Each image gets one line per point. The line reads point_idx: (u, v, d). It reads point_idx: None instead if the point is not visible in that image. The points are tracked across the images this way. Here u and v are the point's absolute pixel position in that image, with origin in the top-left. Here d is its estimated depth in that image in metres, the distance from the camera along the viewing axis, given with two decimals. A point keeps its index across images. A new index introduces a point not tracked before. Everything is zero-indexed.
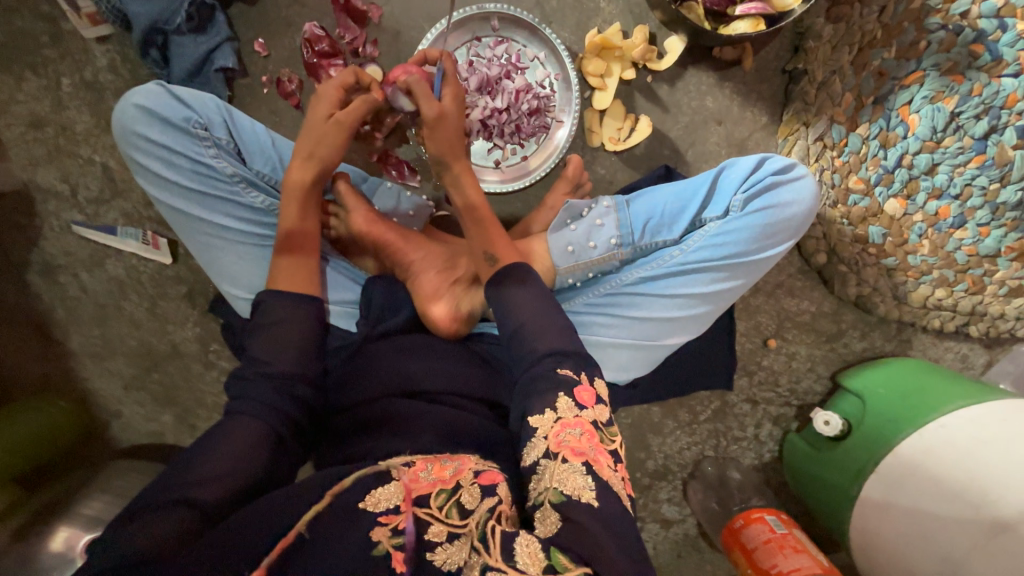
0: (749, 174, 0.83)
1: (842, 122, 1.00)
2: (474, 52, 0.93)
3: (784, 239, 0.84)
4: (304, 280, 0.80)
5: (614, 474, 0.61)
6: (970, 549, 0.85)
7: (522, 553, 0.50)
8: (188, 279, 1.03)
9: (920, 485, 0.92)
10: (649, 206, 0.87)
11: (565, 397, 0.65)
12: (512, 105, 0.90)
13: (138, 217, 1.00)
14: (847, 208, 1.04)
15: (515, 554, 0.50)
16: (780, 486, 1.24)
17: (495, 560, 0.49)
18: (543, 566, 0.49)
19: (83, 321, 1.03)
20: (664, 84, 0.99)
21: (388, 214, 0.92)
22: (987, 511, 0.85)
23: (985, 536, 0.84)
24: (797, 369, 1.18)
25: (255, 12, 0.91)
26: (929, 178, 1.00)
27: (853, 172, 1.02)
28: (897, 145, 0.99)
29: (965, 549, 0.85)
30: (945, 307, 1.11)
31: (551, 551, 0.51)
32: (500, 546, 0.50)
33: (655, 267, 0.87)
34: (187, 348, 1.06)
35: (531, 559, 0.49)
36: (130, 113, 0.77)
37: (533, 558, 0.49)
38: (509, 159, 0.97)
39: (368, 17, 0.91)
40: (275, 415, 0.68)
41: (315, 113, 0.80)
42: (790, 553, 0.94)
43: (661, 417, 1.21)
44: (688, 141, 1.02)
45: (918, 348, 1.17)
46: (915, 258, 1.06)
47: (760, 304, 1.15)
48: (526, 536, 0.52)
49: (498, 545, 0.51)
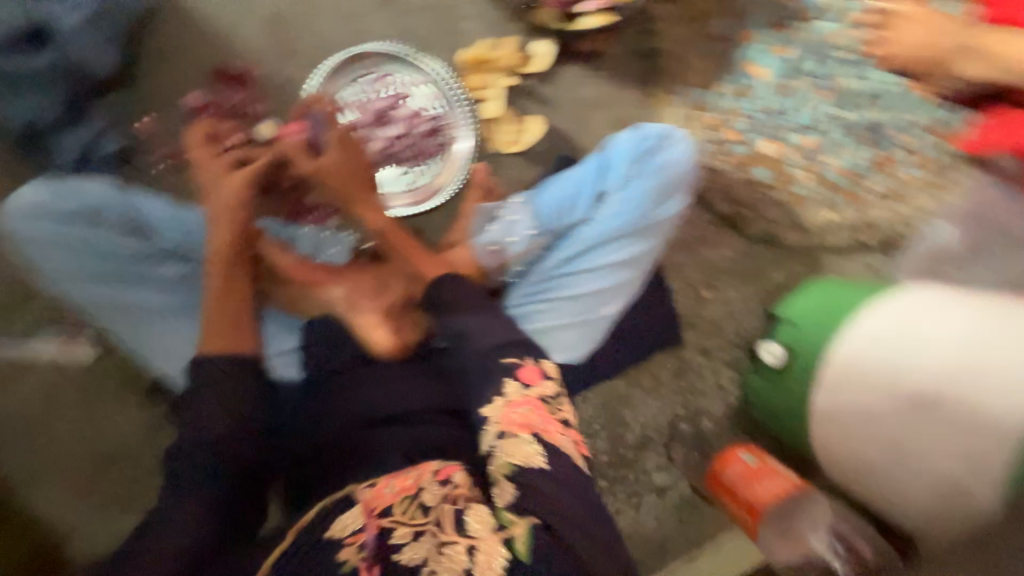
0: (632, 145, 0.92)
1: (702, 86, 1.13)
2: (360, 90, 0.99)
3: (677, 194, 0.93)
4: (234, 339, 0.78)
5: (564, 439, 0.64)
6: (906, 428, 0.85)
7: (473, 519, 0.53)
8: (116, 372, 0.98)
9: (850, 384, 0.91)
10: (555, 193, 0.94)
11: (510, 380, 0.69)
12: (408, 129, 0.98)
13: (56, 322, 0.97)
14: (731, 157, 1.16)
15: (466, 523, 0.53)
16: (751, 424, 1.28)
17: (450, 534, 0.52)
18: (492, 526, 0.53)
19: (11, 442, 0.96)
20: (544, 84, 1.08)
21: (311, 256, 0.94)
22: (905, 387, 0.85)
23: (914, 411, 0.84)
24: (735, 312, 1.27)
25: (137, 94, 0.93)
26: (790, 117, 1.14)
27: (726, 125, 1.14)
28: (755, 96, 1.12)
29: (902, 429, 0.86)
30: (842, 224, 1.21)
31: (497, 511, 0.55)
32: (453, 520, 0.53)
33: (576, 245, 0.93)
34: (130, 447, 0.99)
35: (481, 523, 0.53)
36: (21, 213, 0.77)
37: (481, 518, 0.54)
38: (418, 180, 1.01)
39: (251, 77, 0.96)
40: (219, 482, 0.67)
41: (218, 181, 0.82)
42: (765, 479, 1.00)
43: (626, 388, 1.26)
44: (579, 130, 1.10)
45: (833, 268, 1.26)
46: (801, 188, 1.17)
47: (683, 262, 1.25)
48: (474, 506, 0.55)
49: (451, 522, 0.53)
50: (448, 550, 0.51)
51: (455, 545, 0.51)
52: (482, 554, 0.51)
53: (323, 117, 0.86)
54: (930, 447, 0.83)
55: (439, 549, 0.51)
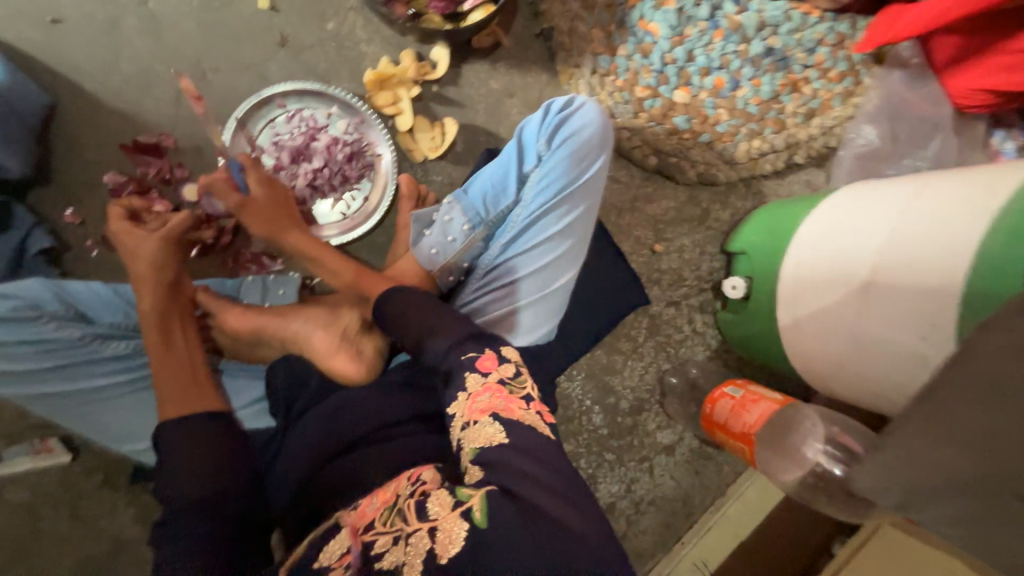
0: (541, 122, 0.95)
1: (603, 52, 1.16)
2: (274, 133, 1.00)
3: (596, 156, 0.95)
4: (196, 401, 0.79)
5: (527, 413, 0.65)
6: (860, 316, 0.87)
7: (434, 504, 0.54)
8: (98, 465, 0.98)
9: (807, 291, 0.97)
10: (480, 186, 0.96)
11: (471, 373, 0.70)
12: (328, 159, 0.99)
13: (20, 432, 0.96)
14: (648, 112, 1.19)
15: (427, 509, 0.54)
16: (738, 362, 1.33)
17: (414, 526, 0.53)
18: (451, 504, 0.53)
19: (6, 563, 0.95)
20: (449, 86, 1.11)
21: (259, 302, 0.95)
22: (850, 279, 0.88)
23: (861, 299, 0.86)
24: (693, 259, 1.30)
25: (54, 190, 0.95)
26: (693, 62, 1.18)
27: (634, 84, 1.17)
28: (654, 50, 1.16)
29: (857, 318, 0.87)
30: (768, 151, 1.27)
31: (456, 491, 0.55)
32: (415, 511, 0.54)
33: (510, 231, 0.94)
34: (129, 535, 0.99)
35: (441, 505, 0.54)
36: None
37: (442, 502, 0.54)
38: (353, 206, 1.04)
39: (164, 145, 0.97)
40: (208, 542, 0.66)
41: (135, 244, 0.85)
42: (751, 406, 0.99)
43: (608, 357, 1.27)
44: (495, 121, 1.13)
45: (771, 193, 1.33)
46: (722, 126, 1.22)
47: (631, 222, 1.26)
48: (435, 492, 0.56)
49: (414, 513, 0.54)
50: (416, 541, 0.51)
51: (419, 532, 0.52)
52: (443, 533, 0.51)
53: (240, 162, 0.89)
54: (884, 330, 0.83)
55: (406, 539, 0.52)
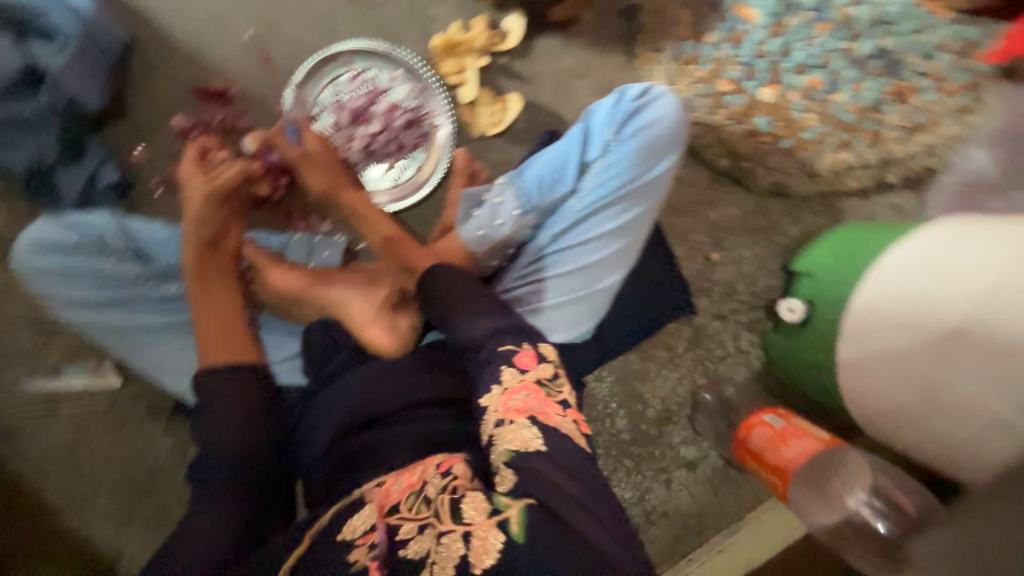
0: (611, 109, 0.88)
1: (687, 38, 1.07)
2: (336, 92, 0.99)
3: (665, 153, 0.88)
4: (233, 352, 0.81)
5: (565, 420, 0.63)
6: (934, 363, 0.85)
7: (469, 508, 0.53)
8: (145, 393, 1.04)
9: (881, 330, 0.91)
10: (537, 169, 0.91)
11: (508, 368, 0.68)
12: (387, 124, 0.98)
13: (79, 351, 1.02)
14: (727, 109, 1.09)
15: (462, 511, 0.53)
16: (781, 389, 1.24)
17: (446, 526, 0.52)
18: (487, 511, 0.53)
19: (58, 468, 1.03)
20: (518, 59, 1.06)
21: (305, 261, 0.97)
22: (936, 324, 0.85)
23: (946, 344, 0.84)
24: (749, 273, 1.21)
25: (124, 126, 0.97)
26: (789, 58, 1.07)
27: (718, 76, 1.07)
28: (747, 40, 1.06)
29: (931, 366, 0.86)
30: (857, 166, 1.14)
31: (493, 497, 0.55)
32: (450, 511, 0.54)
33: (562, 222, 0.90)
34: (166, 461, 1.06)
35: (477, 510, 0.53)
36: (27, 250, 0.81)
37: (478, 508, 0.53)
38: (404, 174, 1.01)
39: (231, 93, 0.99)
40: (240, 489, 0.69)
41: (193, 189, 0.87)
42: (792, 441, 0.93)
43: (641, 363, 1.22)
44: (561, 103, 1.07)
45: (851, 212, 1.20)
46: (809, 132, 1.10)
47: (690, 226, 1.18)
48: (471, 494, 0.55)
49: (448, 512, 0.54)
50: (448, 541, 0.51)
51: (452, 534, 0.52)
52: (478, 541, 0.51)
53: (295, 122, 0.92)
54: (957, 385, 0.83)
55: (438, 539, 0.52)
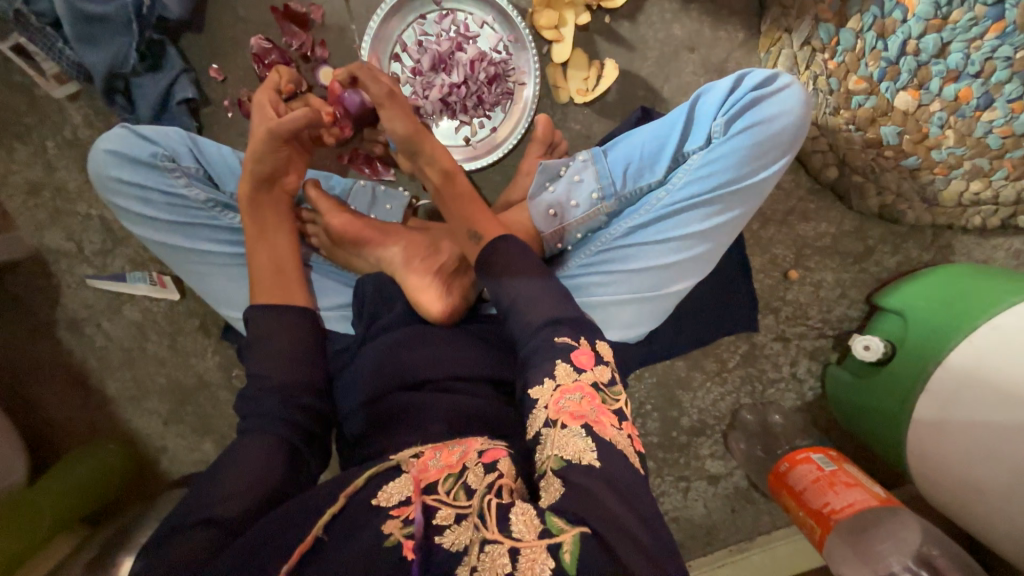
0: (726, 96, 0.78)
1: (829, 19, 0.91)
2: (421, 31, 0.91)
3: (777, 156, 0.79)
4: (290, 294, 0.81)
5: (619, 433, 0.59)
6: None
7: (518, 521, 0.49)
8: (198, 311, 1.08)
9: (976, 395, 0.83)
10: (627, 151, 0.83)
11: (562, 363, 0.64)
12: (469, 76, 0.88)
13: (142, 261, 1.05)
14: (851, 112, 0.95)
15: (511, 523, 0.49)
16: (829, 424, 1.17)
17: (492, 532, 0.48)
18: (539, 531, 0.48)
19: (114, 366, 1.09)
20: (625, 21, 0.96)
21: (365, 211, 0.93)
22: None
23: None
24: (827, 299, 1.11)
25: (203, 39, 0.93)
26: (941, 60, 0.88)
27: (851, 72, 0.92)
28: (896, 32, 0.88)
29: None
30: (985, 201, 0.99)
31: (546, 515, 0.50)
32: (497, 517, 0.49)
33: (643, 214, 0.82)
34: (211, 378, 1.10)
35: (527, 527, 0.48)
36: (101, 158, 0.80)
37: (529, 525, 0.48)
38: (478, 134, 0.95)
39: (310, 19, 0.91)
40: (284, 427, 0.70)
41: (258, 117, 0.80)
42: (842, 489, 0.89)
43: (686, 370, 1.16)
44: (662, 77, 0.98)
45: (962, 252, 1.08)
46: (940, 153, 0.94)
47: (774, 236, 1.08)
48: (522, 505, 0.51)
49: (495, 518, 0.49)
50: (491, 549, 0.46)
51: (498, 546, 0.47)
52: (525, 561, 0.46)
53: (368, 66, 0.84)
54: None
55: (481, 546, 0.47)
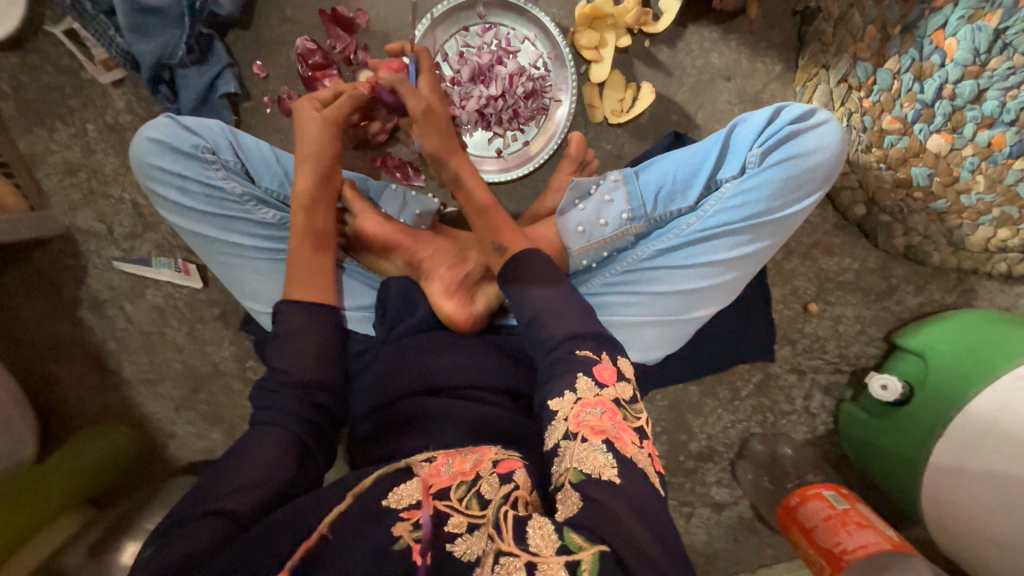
0: (763, 127, 0.79)
1: (867, 58, 0.92)
2: (463, 42, 0.93)
3: (810, 191, 0.80)
4: (319, 290, 0.81)
5: (639, 452, 0.59)
6: None
7: (534, 534, 0.48)
8: (219, 300, 1.08)
9: (999, 446, 0.83)
10: (659, 174, 0.84)
11: (584, 377, 0.64)
12: (507, 90, 0.88)
13: (168, 247, 1.06)
14: (883, 151, 0.95)
15: (528, 536, 0.48)
16: (839, 461, 1.16)
17: (508, 544, 0.47)
18: (556, 547, 0.47)
19: (132, 349, 1.10)
20: (664, 47, 0.97)
21: (397, 215, 0.94)
22: None
23: None
24: (846, 334, 1.10)
25: (250, 35, 0.95)
26: (977, 106, 0.90)
27: (886, 111, 0.93)
28: (934, 75, 0.90)
29: None
30: (1011, 248, 1.00)
31: (562, 530, 0.49)
32: (513, 530, 0.48)
33: (671, 238, 0.83)
34: (226, 367, 1.11)
35: (544, 542, 0.47)
36: (144, 147, 0.82)
37: (546, 540, 0.48)
38: (511, 147, 0.96)
39: (356, 23, 0.94)
40: (297, 422, 0.70)
41: (302, 115, 0.84)
42: (854, 530, 0.89)
43: (699, 396, 1.15)
44: (696, 103, 0.99)
45: (985, 297, 1.08)
46: (969, 198, 0.96)
47: (796, 268, 1.08)
48: (538, 519, 0.50)
49: (510, 529, 0.49)
50: (506, 561, 0.46)
51: (514, 559, 0.46)
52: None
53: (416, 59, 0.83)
54: None
55: (496, 557, 0.47)
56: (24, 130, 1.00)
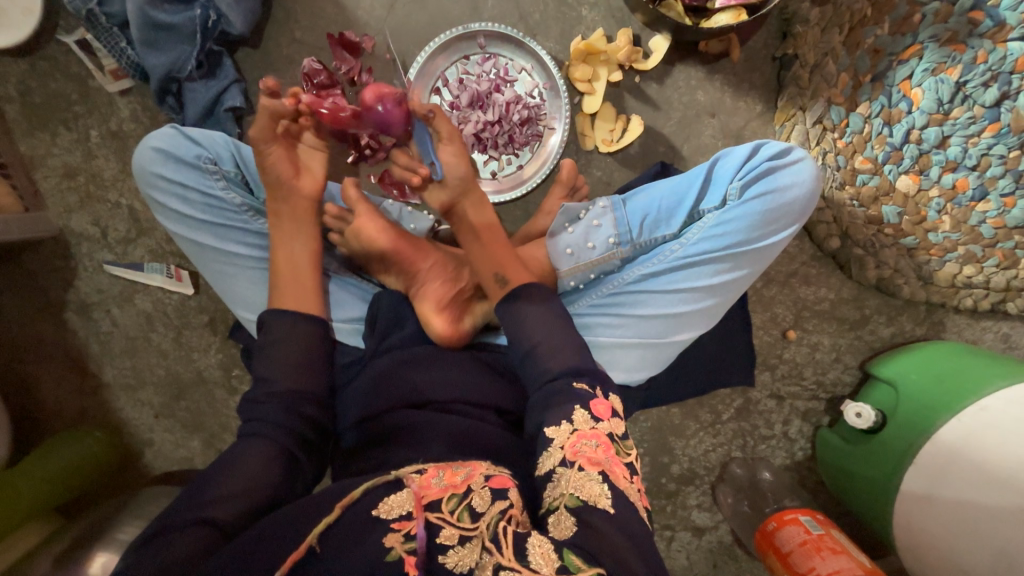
0: (743, 163, 0.84)
1: (840, 102, 0.99)
2: (463, 69, 0.97)
3: (787, 223, 0.84)
4: (313, 304, 0.83)
5: (631, 485, 0.62)
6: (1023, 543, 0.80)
7: (537, 554, 0.50)
8: (209, 308, 1.09)
9: (962, 473, 0.88)
10: (645, 203, 0.88)
11: (581, 409, 0.66)
12: (503, 116, 0.95)
13: (161, 252, 1.07)
14: (855, 189, 1.02)
15: (528, 554, 0.50)
16: (817, 487, 1.17)
17: (508, 559, 0.49)
18: (556, 566, 0.49)
19: (115, 354, 1.09)
20: (653, 83, 1.03)
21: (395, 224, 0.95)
22: None
23: None
24: (822, 361, 1.14)
25: (258, 54, 0.99)
26: (942, 151, 0.97)
27: (858, 152, 1.00)
28: (901, 121, 0.97)
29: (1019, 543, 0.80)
30: (976, 284, 1.06)
31: (563, 551, 0.51)
32: (512, 546, 0.51)
33: (655, 263, 0.87)
34: (210, 375, 1.10)
35: (544, 560, 0.50)
36: (147, 155, 0.84)
37: (546, 559, 0.50)
38: (505, 169, 0.99)
39: (362, 47, 0.97)
40: (284, 435, 0.71)
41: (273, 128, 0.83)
42: (828, 556, 0.91)
43: (680, 419, 1.17)
44: (682, 136, 1.04)
45: (953, 330, 1.12)
46: (936, 236, 1.02)
47: (776, 296, 1.12)
48: (538, 537, 0.52)
49: (510, 546, 0.51)
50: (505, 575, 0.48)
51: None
52: None
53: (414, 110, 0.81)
54: None
55: (496, 570, 0.48)
56: (27, 134, 1.02)
